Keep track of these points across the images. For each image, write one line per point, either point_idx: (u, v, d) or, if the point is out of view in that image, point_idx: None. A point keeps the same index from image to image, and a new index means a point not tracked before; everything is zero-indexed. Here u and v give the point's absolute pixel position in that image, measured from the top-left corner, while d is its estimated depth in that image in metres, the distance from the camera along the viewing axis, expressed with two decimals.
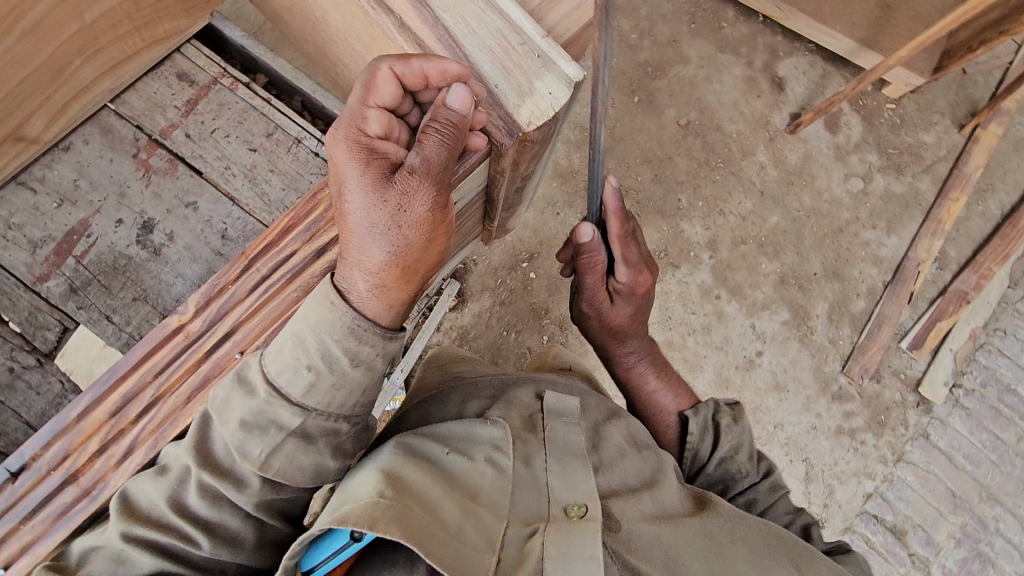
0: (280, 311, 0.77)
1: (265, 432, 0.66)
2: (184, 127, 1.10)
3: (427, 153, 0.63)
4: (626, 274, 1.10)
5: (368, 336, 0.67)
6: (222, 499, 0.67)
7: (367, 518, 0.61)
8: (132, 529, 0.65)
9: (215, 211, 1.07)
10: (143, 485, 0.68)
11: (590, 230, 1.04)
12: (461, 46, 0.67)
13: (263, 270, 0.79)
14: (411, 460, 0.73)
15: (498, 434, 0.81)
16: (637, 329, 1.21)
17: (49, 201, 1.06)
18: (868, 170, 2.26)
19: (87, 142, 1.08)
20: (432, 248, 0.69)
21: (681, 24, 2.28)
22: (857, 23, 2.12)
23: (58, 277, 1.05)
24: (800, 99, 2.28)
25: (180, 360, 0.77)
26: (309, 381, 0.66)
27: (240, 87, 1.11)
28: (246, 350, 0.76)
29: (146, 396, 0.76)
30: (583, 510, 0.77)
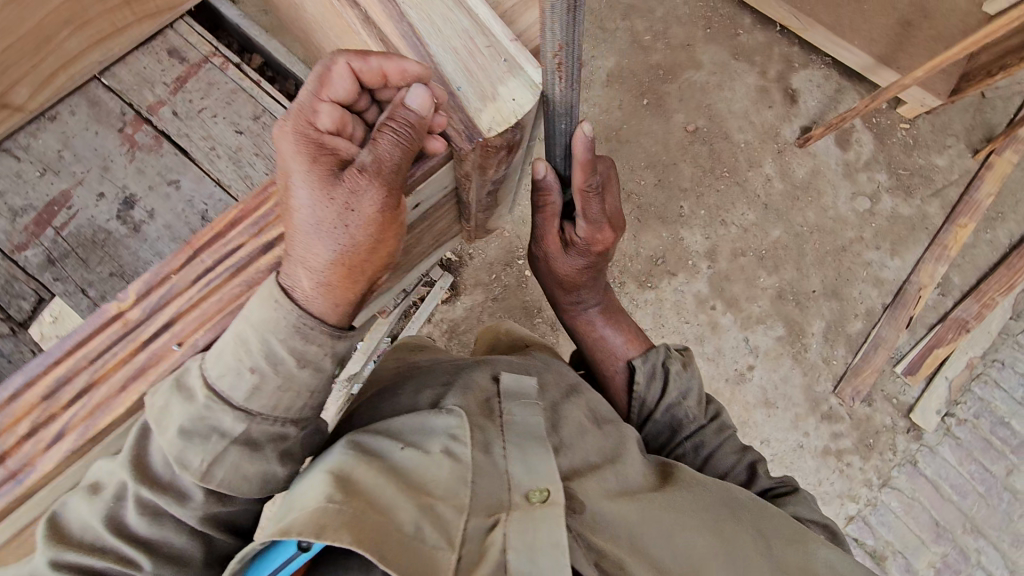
0: (222, 305, 0.69)
1: (206, 440, 0.65)
2: (171, 104, 1.09)
3: (380, 151, 0.63)
4: (585, 231, 1.01)
5: (314, 335, 0.66)
6: (163, 515, 0.68)
7: (314, 527, 0.58)
8: (63, 555, 0.64)
9: (197, 190, 1.06)
10: (76, 507, 0.67)
11: (547, 168, 0.94)
12: (425, 44, 0.67)
13: (207, 261, 0.70)
14: (363, 457, 0.68)
15: (454, 423, 0.76)
16: (591, 282, 1.18)
17: (32, 170, 1.06)
18: (876, 190, 2.22)
19: (74, 113, 1.08)
20: (380, 250, 0.68)
21: (696, 28, 2.24)
22: (876, 40, 2.06)
23: (37, 246, 1.05)
24: (812, 112, 2.24)
25: (112, 351, 0.67)
26: (252, 383, 0.65)
27: (230, 66, 1.10)
28: (186, 341, 0.68)
29: (71, 387, 0.66)
30: (546, 494, 0.74)
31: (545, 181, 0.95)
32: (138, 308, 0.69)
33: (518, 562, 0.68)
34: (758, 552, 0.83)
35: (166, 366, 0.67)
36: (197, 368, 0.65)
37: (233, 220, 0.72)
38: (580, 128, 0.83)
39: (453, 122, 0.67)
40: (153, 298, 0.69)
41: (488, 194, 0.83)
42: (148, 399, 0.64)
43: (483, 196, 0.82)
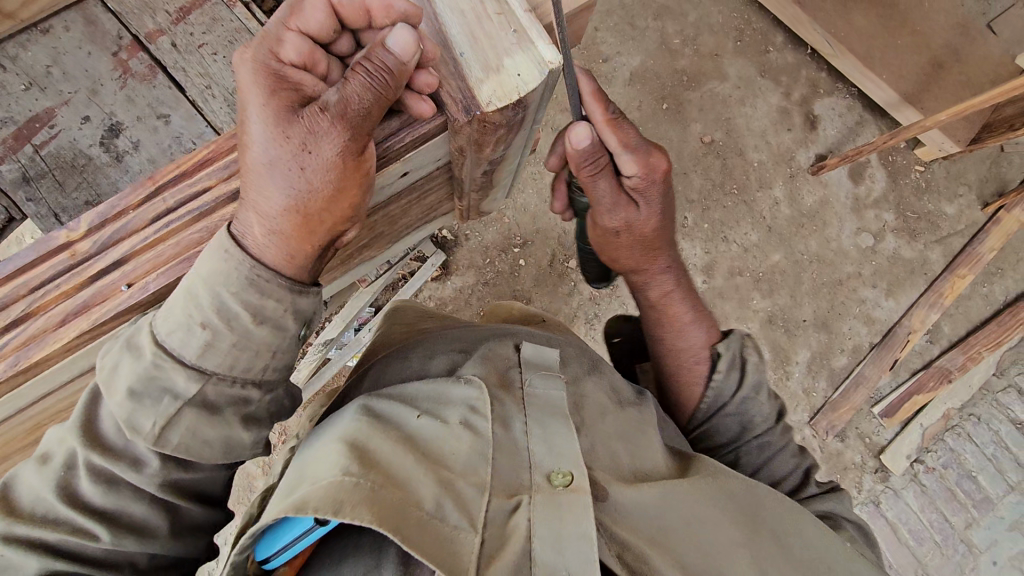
0: (177, 251, 0.64)
1: (158, 403, 0.61)
2: (171, 34, 1.04)
3: (348, 92, 0.59)
4: (633, 164, 0.89)
5: (270, 289, 0.63)
6: (119, 482, 0.64)
7: (335, 501, 0.54)
8: (14, 529, 0.61)
9: (187, 128, 1.03)
10: (28, 477, 0.63)
11: (582, 128, 0.84)
12: (433, 3, 0.64)
13: (168, 202, 0.66)
14: (376, 425, 0.64)
15: (473, 394, 0.71)
16: (662, 221, 1.00)
17: (17, 82, 1.01)
18: (881, 229, 2.19)
19: (68, 31, 1.03)
20: (342, 201, 0.63)
21: (727, 39, 2.18)
22: (904, 76, 2.02)
23: (11, 161, 1.00)
24: (829, 141, 2.20)
25: (58, 282, 0.64)
26: (204, 340, 0.61)
27: (238, 5, 1.05)
28: (133, 283, 0.63)
29: (6, 315, 0.63)
30: (570, 478, 0.67)
31: (593, 145, 0.85)
32: (89, 241, 0.65)
33: (542, 553, 0.61)
34: (784, 562, 0.74)
35: (108, 306, 0.62)
36: (146, 327, 0.61)
37: (202, 160, 0.68)
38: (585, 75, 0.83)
39: (448, 87, 0.62)
40: (107, 234, 0.65)
41: (484, 175, 0.79)
42: (99, 360, 0.62)
43: (478, 175, 0.78)
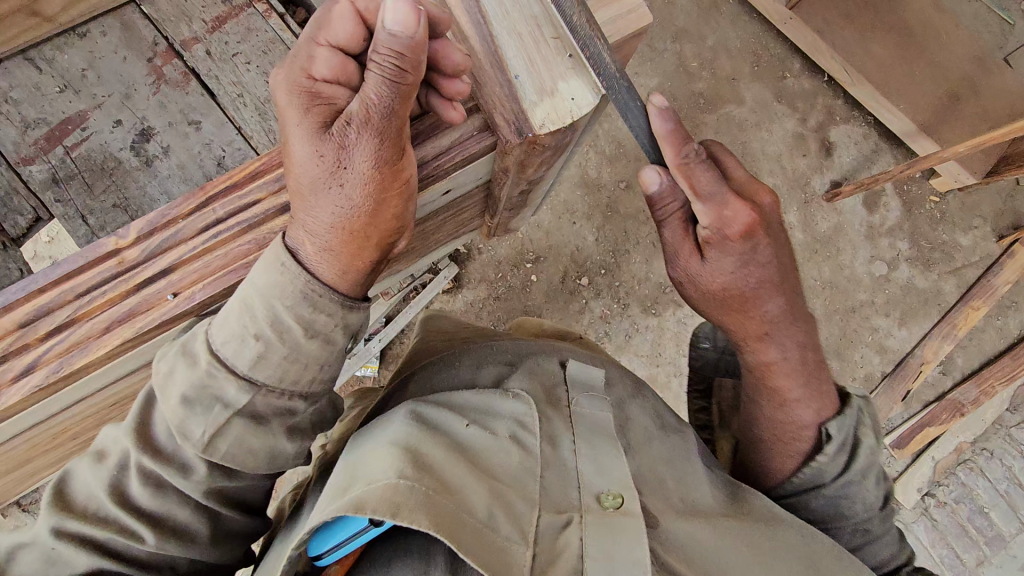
0: (224, 262, 0.64)
1: (209, 410, 0.60)
2: (205, 43, 1.05)
3: (367, 104, 0.56)
4: (708, 212, 0.79)
5: (324, 304, 0.62)
6: (167, 486, 0.62)
7: (392, 501, 0.52)
8: (66, 524, 0.60)
9: (217, 135, 1.03)
10: (82, 473, 0.62)
11: (656, 172, 0.80)
12: (489, 25, 0.63)
13: (217, 213, 0.65)
14: (424, 432, 0.62)
15: (522, 409, 0.71)
16: (756, 288, 0.85)
17: (52, 85, 1.02)
18: (895, 257, 2.18)
19: (104, 35, 1.04)
20: (384, 214, 0.62)
21: (744, 63, 2.19)
22: (922, 106, 2.01)
23: (43, 163, 1.01)
24: (845, 168, 2.20)
25: (105, 288, 0.63)
26: (257, 351, 0.61)
27: (273, 17, 1.06)
28: (180, 293, 0.63)
29: (50, 322, 0.62)
30: (621, 500, 0.66)
31: (663, 193, 0.81)
32: (139, 248, 0.65)
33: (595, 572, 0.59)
34: None
35: (155, 316, 0.62)
36: (201, 334, 0.61)
37: (253, 172, 0.67)
38: (653, 104, 0.75)
39: (499, 110, 0.62)
40: (156, 241, 0.65)
41: (520, 194, 0.79)
42: (154, 364, 0.61)
43: (513, 195, 0.78)
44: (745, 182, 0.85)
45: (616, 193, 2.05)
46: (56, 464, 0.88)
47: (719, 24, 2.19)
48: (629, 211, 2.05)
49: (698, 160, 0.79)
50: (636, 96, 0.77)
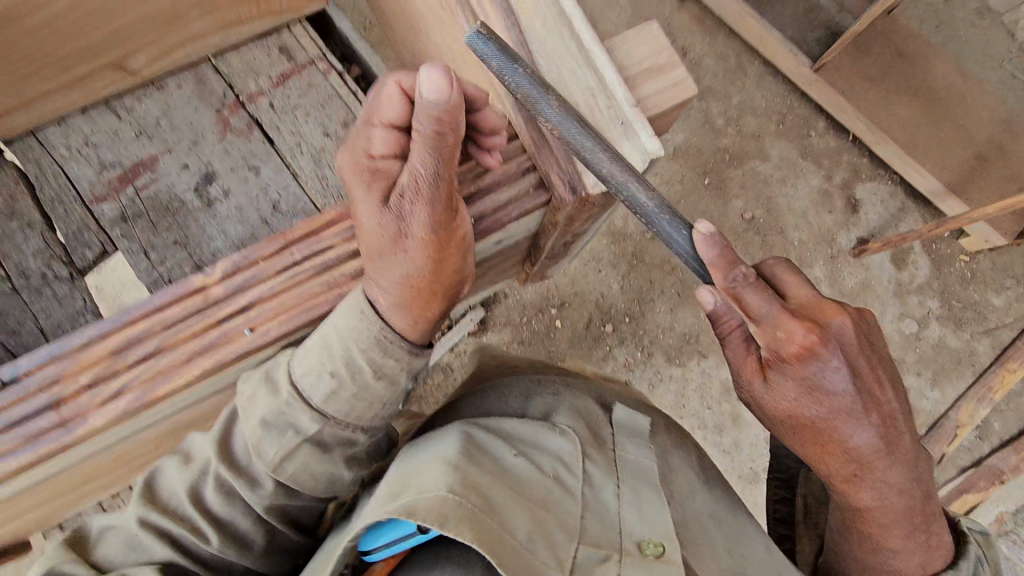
0: (297, 301, 0.67)
1: (283, 434, 0.64)
2: (270, 96, 1.14)
3: (415, 172, 0.61)
4: (762, 335, 0.70)
5: (394, 349, 0.66)
6: (237, 497, 0.65)
7: (439, 513, 0.55)
8: (149, 515, 0.63)
9: (274, 180, 1.10)
10: (168, 473, 0.65)
11: (711, 292, 0.75)
12: None
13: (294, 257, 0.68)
14: (476, 455, 0.63)
15: (566, 447, 0.71)
16: (836, 418, 0.71)
17: (129, 131, 1.12)
18: (925, 316, 2.16)
19: (180, 88, 1.13)
20: (445, 266, 0.65)
21: (769, 121, 2.25)
22: (949, 167, 2.04)
23: (114, 201, 1.08)
24: (872, 225, 2.21)
25: (188, 323, 0.66)
26: (330, 387, 0.64)
27: (332, 74, 1.15)
28: (256, 329, 0.66)
29: (138, 350, 0.65)
30: (661, 550, 0.67)
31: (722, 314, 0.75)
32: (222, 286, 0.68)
33: None
34: None
35: (233, 349, 0.65)
36: (284, 363, 0.65)
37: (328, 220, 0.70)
38: (697, 228, 0.68)
39: (554, 171, 0.68)
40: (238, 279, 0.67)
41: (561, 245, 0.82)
42: (240, 386, 0.65)
43: (557, 246, 0.82)
44: (814, 300, 0.74)
45: (641, 242, 2.09)
46: (107, 489, 0.91)
47: (744, 84, 2.27)
48: (654, 260, 2.08)
49: (748, 279, 0.69)
50: (682, 220, 0.70)
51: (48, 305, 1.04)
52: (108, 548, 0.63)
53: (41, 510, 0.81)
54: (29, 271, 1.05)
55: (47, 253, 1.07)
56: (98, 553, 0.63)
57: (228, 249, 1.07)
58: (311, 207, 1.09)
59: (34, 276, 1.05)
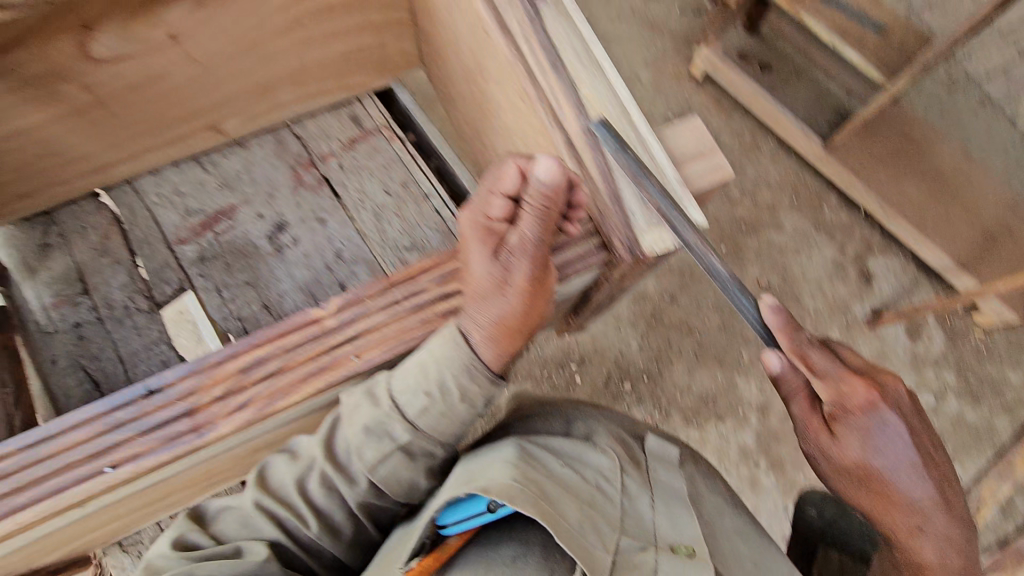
0: (398, 332, 0.65)
1: (380, 440, 0.68)
2: (339, 157, 1.28)
3: (524, 231, 0.68)
4: (828, 391, 0.80)
5: (479, 378, 0.67)
6: (335, 492, 0.70)
7: (508, 493, 0.63)
8: (261, 500, 0.69)
9: (338, 231, 1.23)
10: (278, 464, 0.71)
11: (779, 356, 0.83)
12: (612, 171, 0.74)
13: (397, 296, 0.65)
14: (529, 459, 0.71)
15: (606, 463, 0.79)
16: (897, 471, 0.80)
17: (213, 183, 1.24)
18: (942, 389, 2.19)
19: (260, 147, 1.27)
20: (535, 309, 0.69)
21: (783, 195, 2.39)
22: (960, 244, 2.13)
23: (195, 243, 1.20)
24: (885, 297, 2.29)
25: (302, 349, 0.62)
26: (424, 404, 0.66)
27: (396, 141, 1.30)
28: (362, 355, 0.63)
29: (261, 369, 0.62)
30: (691, 550, 0.73)
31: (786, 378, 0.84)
32: (335, 316, 0.64)
33: None
34: None
35: (342, 374, 0.62)
36: (383, 381, 0.66)
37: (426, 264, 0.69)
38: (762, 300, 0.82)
39: (614, 233, 0.72)
40: (352, 309, 0.65)
41: (606, 299, 0.89)
42: (343, 396, 0.67)
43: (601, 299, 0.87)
44: (865, 363, 0.85)
45: (660, 303, 2.18)
46: (162, 512, 0.87)
47: (760, 160, 2.42)
48: (673, 322, 2.16)
49: (813, 345, 0.82)
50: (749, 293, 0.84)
51: (127, 334, 1.15)
52: (223, 525, 0.70)
53: (106, 527, 0.77)
54: (114, 303, 1.17)
55: (130, 287, 1.18)
56: (215, 529, 0.70)
57: (292, 292, 1.18)
58: (371, 258, 1.20)
59: (118, 306, 1.16)
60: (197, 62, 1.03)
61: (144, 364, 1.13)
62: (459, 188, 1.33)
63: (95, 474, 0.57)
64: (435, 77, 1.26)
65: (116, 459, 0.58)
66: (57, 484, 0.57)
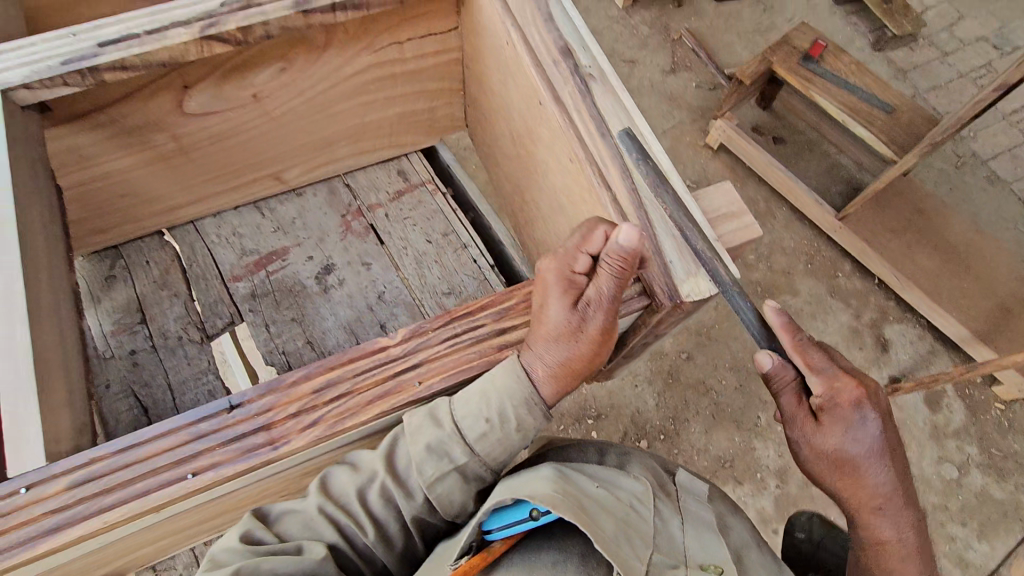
0: (456, 363, 0.73)
1: (440, 459, 0.74)
2: (385, 208, 1.38)
3: (601, 287, 0.73)
4: (820, 385, 0.87)
5: (535, 410, 0.74)
6: (392, 504, 0.76)
7: (551, 500, 0.69)
8: (325, 506, 0.74)
9: (382, 275, 1.31)
10: (339, 475, 0.75)
11: (773, 356, 0.90)
12: (653, 226, 0.80)
13: (455, 329, 0.75)
14: (568, 478, 0.76)
15: (639, 489, 0.84)
16: (867, 455, 0.91)
17: (269, 226, 1.34)
18: (965, 461, 2.16)
19: (315, 196, 1.38)
20: (595, 356, 0.76)
21: (798, 261, 2.46)
22: (974, 314, 2.17)
23: (248, 280, 1.28)
24: (902, 364, 2.30)
25: (371, 371, 0.73)
26: (483, 430, 0.73)
27: (438, 194, 1.40)
28: (425, 381, 0.72)
29: (331, 391, 0.71)
30: (721, 570, 0.79)
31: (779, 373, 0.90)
32: (400, 345, 0.74)
33: None
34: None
35: (405, 398, 0.72)
36: (446, 403, 0.73)
37: (483, 303, 0.77)
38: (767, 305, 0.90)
39: (657, 283, 0.78)
40: (414, 341, 0.74)
41: (642, 345, 0.93)
42: (406, 417, 0.73)
43: (637, 345, 0.92)
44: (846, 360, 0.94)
45: (677, 361, 2.22)
46: (198, 538, 0.88)
47: (774, 227, 2.51)
48: (690, 380, 2.19)
49: (807, 344, 0.89)
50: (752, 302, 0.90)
51: (178, 363, 1.20)
52: (285, 526, 0.74)
53: (159, 542, 0.80)
54: (168, 332, 1.23)
55: (184, 318, 1.24)
56: (277, 530, 0.74)
57: (335, 330, 1.25)
58: (412, 301, 1.28)
59: (172, 336, 1.22)
60: (273, 118, 1.15)
61: (192, 393, 1.18)
62: (494, 239, 1.42)
63: (179, 479, 0.66)
64: (478, 139, 1.38)
65: (198, 467, 0.67)
66: (149, 485, 0.65)
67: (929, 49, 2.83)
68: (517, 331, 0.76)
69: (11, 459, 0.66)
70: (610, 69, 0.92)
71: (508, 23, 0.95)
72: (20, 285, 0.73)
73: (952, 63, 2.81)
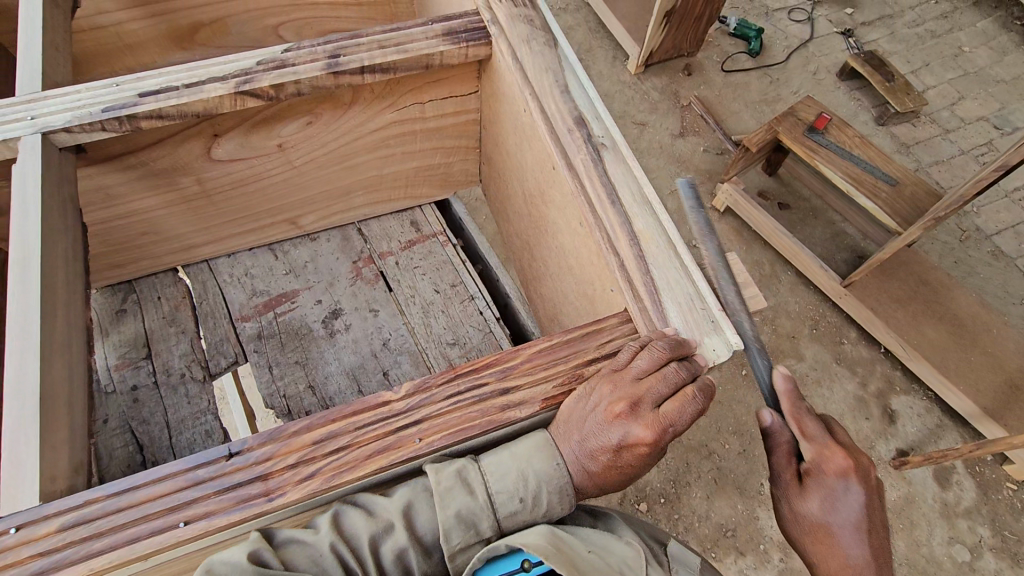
0: (459, 421, 0.73)
1: (467, 529, 0.74)
2: (396, 256, 1.41)
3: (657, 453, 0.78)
4: (813, 451, 0.82)
5: (567, 500, 0.77)
6: (403, 560, 0.74)
7: (543, 550, 0.70)
8: (338, 546, 0.70)
9: (388, 322, 1.32)
10: (355, 516, 0.72)
11: (773, 416, 0.86)
12: (660, 297, 0.82)
13: (460, 386, 0.75)
14: (560, 536, 0.74)
15: (631, 554, 0.81)
16: (845, 528, 0.83)
17: (281, 268, 1.36)
18: (977, 543, 2.08)
19: (328, 241, 1.41)
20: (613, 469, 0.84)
21: (803, 325, 2.46)
22: (982, 390, 2.14)
23: (255, 321, 1.30)
24: (910, 437, 2.25)
25: (372, 425, 0.73)
26: (515, 508, 0.75)
27: (449, 246, 1.43)
28: (426, 438, 0.72)
29: (333, 442, 0.72)
30: None
31: (776, 432, 0.86)
32: (404, 401, 0.75)
33: None
34: None
35: (405, 454, 0.71)
36: (474, 467, 0.75)
37: (487, 362, 0.78)
38: (778, 370, 0.85)
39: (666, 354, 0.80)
40: (419, 397, 0.75)
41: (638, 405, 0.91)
42: (434, 475, 0.73)
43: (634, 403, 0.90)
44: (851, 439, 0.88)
45: None
46: None
47: (779, 290, 2.53)
48: (692, 443, 2.15)
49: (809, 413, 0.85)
50: (765, 353, 0.86)
51: (178, 402, 1.20)
52: (293, 557, 0.70)
53: None
54: (172, 369, 1.23)
55: (187, 356, 1.24)
56: (284, 559, 0.69)
57: (338, 375, 1.25)
58: (416, 350, 1.28)
59: (175, 374, 1.22)
60: (295, 167, 1.20)
61: (189, 432, 1.17)
62: (500, 291, 1.44)
63: (168, 528, 0.65)
64: (491, 195, 1.42)
65: (189, 516, 0.66)
66: (138, 531, 0.65)
67: (932, 126, 2.93)
68: (523, 392, 0.76)
69: (5, 495, 0.65)
70: (622, 139, 0.96)
71: (525, 91, 0.99)
72: (35, 317, 0.75)
73: (954, 140, 2.89)
